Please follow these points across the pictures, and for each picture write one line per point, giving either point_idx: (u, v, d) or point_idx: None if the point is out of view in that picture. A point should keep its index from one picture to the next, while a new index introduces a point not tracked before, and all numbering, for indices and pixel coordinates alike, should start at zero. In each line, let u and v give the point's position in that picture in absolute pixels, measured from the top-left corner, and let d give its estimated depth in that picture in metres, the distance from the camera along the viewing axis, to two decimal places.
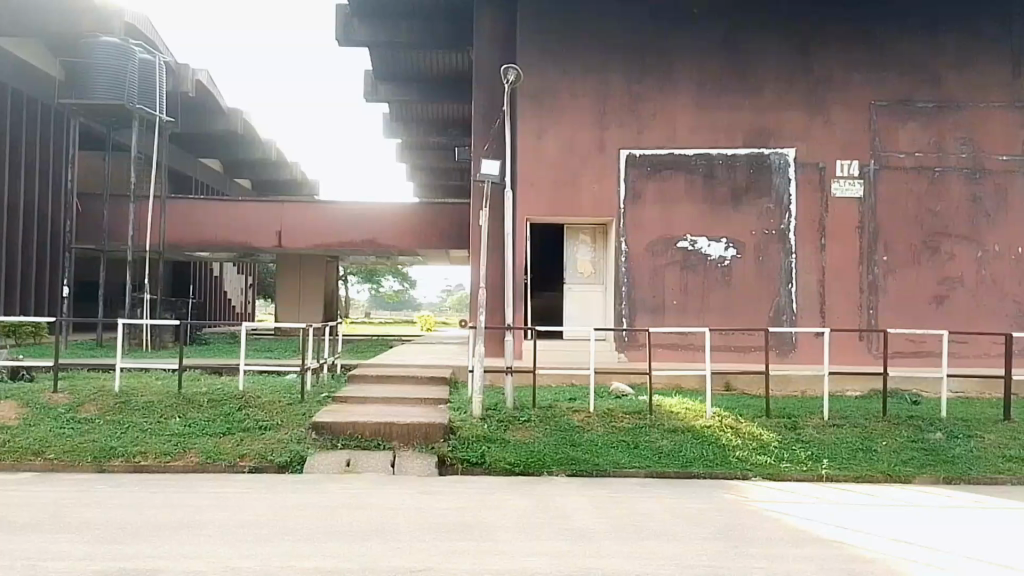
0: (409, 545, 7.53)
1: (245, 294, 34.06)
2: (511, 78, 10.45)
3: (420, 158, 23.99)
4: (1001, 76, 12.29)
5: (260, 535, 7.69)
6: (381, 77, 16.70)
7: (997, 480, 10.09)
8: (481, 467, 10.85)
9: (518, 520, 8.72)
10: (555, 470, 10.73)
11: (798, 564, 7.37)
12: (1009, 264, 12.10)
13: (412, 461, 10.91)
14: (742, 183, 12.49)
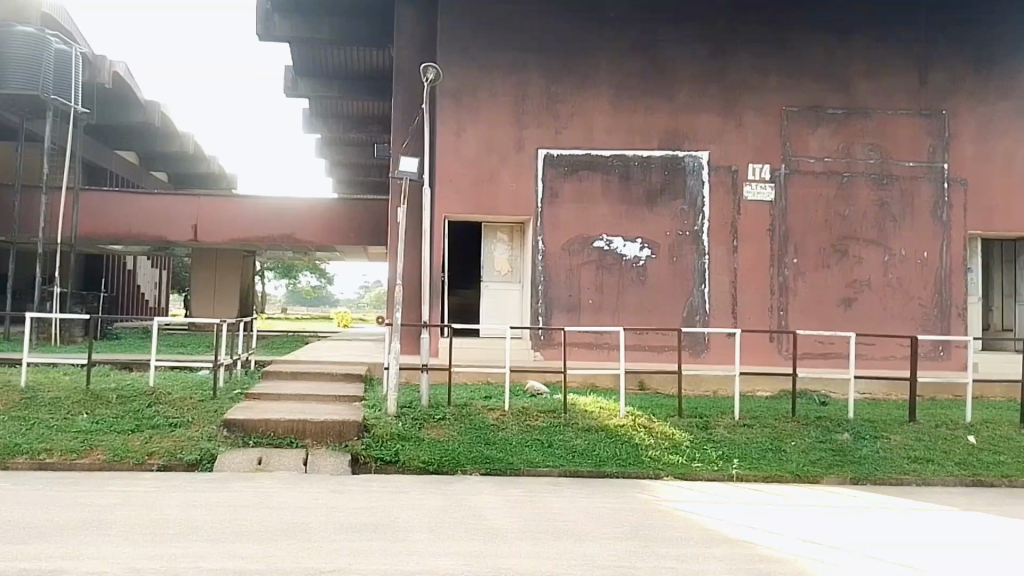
0: (317, 545, 7.37)
1: (156, 289, 33.35)
2: (433, 74, 10.35)
3: (343, 155, 23.90)
4: (908, 83, 12.56)
5: (166, 534, 7.44)
6: (302, 72, 16.57)
7: (902, 480, 10.19)
8: (395, 465, 10.66)
9: (429, 521, 8.59)
10: (469, 469, 10.58)
11: (708, 564, 7.41)
12: (914, 268, 12.31)
13: (324, 460, 10.68)
14: (656, 184, 12.60)
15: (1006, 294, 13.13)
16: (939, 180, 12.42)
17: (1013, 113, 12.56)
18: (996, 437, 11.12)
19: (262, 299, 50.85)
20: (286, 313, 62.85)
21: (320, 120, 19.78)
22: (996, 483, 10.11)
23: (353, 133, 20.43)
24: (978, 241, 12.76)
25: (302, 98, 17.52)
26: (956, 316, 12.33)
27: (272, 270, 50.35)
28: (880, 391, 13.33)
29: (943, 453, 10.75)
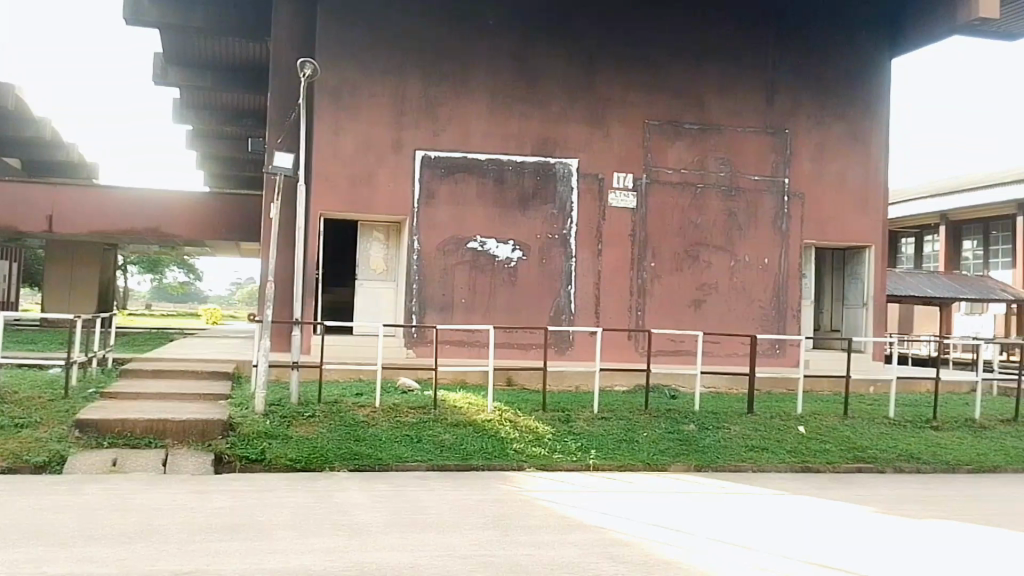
0: (172, 546, 7.26)
1: (5, 282, 30.99)
2: (308, 70, 10.27)
3: (217, 148, 23.14)
4: (757, 102, 13.53)
5: (7, 540, 7.11)
6: (172, 60, 16.07)
7: (740, 467, 11.16)
8: (260, 463, 10.56)
9: (291, 517, 8.61)
10: (336, 465, 10.66)
11: (563, 550, 7.89)
12: (757, 273, 13.46)
13: (185, 460, 10.45)
14: (528, 188, 13.11)
15: (834, 298, 14.59)
16: (780, 193, 13.59)
17: (847, 134, 13.79)
18: (821, 427, 12.23)
19: (129, 295, 47.91)
20: (153, 309, 59.73)
21: (192, 110, 19.20)
22: (822, 468, 11.20)
23: (228, 125, 19.94)
24: (812, 250, 14.04)
25: (172, 86, 16.97)
26: (791, 317, 13.58)
27: (136, 265, 48.08)
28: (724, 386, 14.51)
29: (778, 442, 11.76)
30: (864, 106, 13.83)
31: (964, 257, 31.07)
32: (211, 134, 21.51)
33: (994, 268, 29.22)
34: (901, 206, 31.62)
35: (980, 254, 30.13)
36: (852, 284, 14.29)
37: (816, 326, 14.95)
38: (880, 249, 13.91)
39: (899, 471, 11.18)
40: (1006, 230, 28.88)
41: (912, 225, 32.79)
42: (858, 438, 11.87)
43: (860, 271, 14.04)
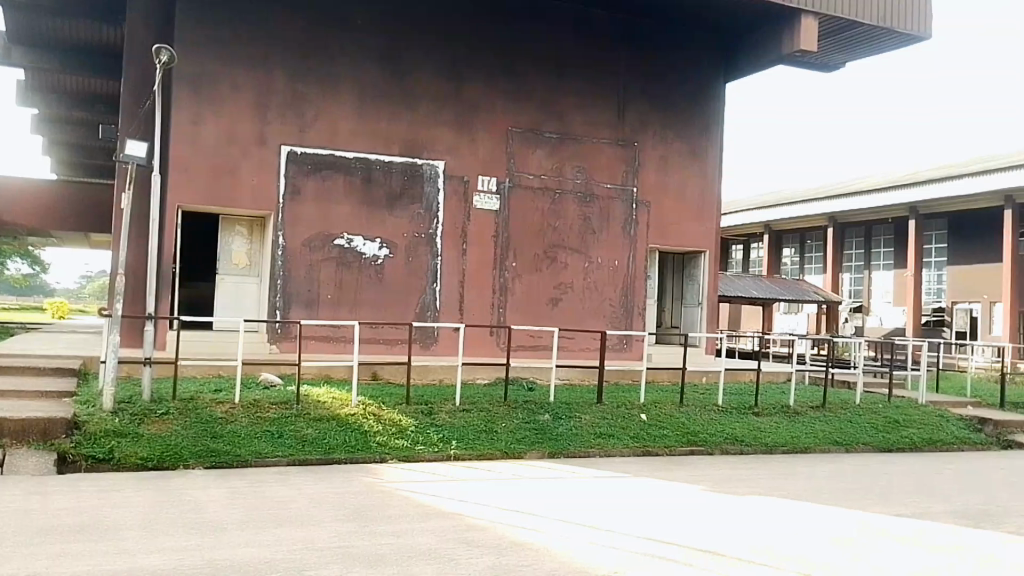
0: (8, 551, 6.99)
1: None
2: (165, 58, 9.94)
3: (63, 133, 21.74)
4: (610, 115, 14.55)
5: None
6: (14, 38, 15.14)
7: (589, 453, 12.09)
8: (108, 463, 10.25)
9: (141, 516, 8.48)
10: (191, 463, 10.53)
11: (421, 537, 8.36)
12: (608, 274, 14.52)
13: (25, 460, 10.00)
14: (395, 188, 13.43)
15: (674, 297, 15.99)
16: (629, 201, 14.71)
17: (687, 149, 15.13)
18: (661, 414, 13.39)
19: None
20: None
21: (39, 94, 18.08)
22: (660, 452, 12.36)
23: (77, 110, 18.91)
24: (656, 254, 15.28)
25: (13, 66, 15.95)
26: (638, 315, 14.75)
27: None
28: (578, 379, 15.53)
29: (622, 429, 12.81)
30: (702, 124, 15.22)
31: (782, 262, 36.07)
32: (56, 118, 20.19)
33: (810, 272, 34.54)
34: (739, 215, 34.74)
35: (796, 261, 35.43)
36: (690, 285, 15.73)
37: (658, 322, 16.36)
38: (714, 254, 15.38)
39: (725, 452, 12.54)
40: (819, 240, 34.04)
41: (743, 232, 36.33)
42: (692, 424, 13.12)
43: (696, 273, 15.46)
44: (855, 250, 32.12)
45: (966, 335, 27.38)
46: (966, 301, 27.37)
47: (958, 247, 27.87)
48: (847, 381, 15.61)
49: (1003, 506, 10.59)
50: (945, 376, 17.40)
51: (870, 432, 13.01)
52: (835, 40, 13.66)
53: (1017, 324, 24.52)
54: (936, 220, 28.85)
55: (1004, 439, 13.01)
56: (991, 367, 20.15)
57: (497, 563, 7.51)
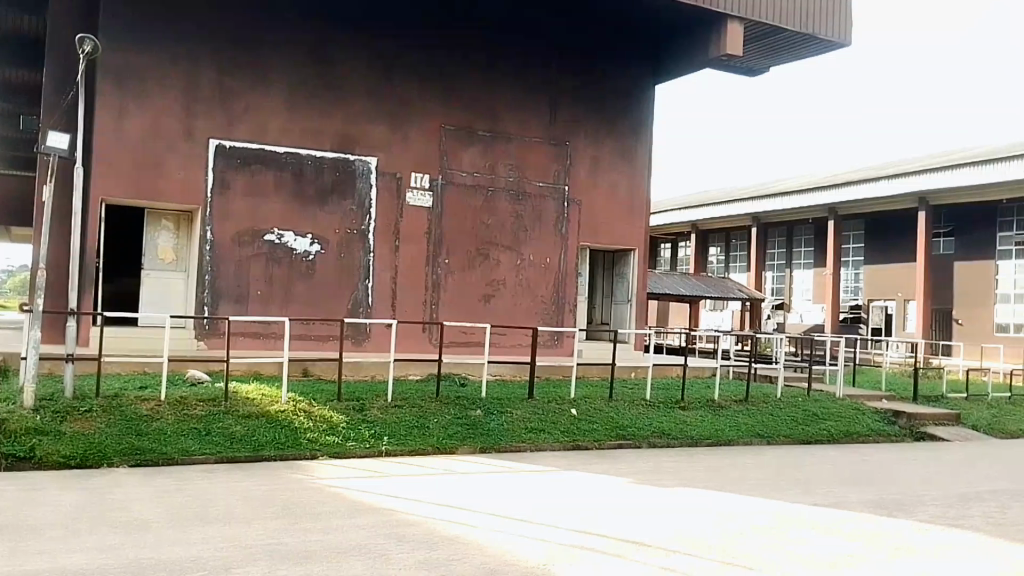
0: None
1: None
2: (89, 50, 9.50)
3: None
4: (542, 114, 14.72)
5: None
6: None
7: (519, 447, 12.24)
8: (29, 462, 10.02)
9: (60, 515, 8.22)
10: (116, 461, 10.35)
11: (351, 534, 8.17)
12: (541, 271, 14.71)
13: None
14: (327, 184, 13.41)
15: (605, 294, 16.30)
16: (561, 199, 14.92)
17: (618, 149, 15.41)
18: (591, 409, 13.64)
19: None
20: None
21: None
22: (590, 446, 12.59)
23: None
24: (587, 251, 15.53)
25: None
26: (569, 312, 14.99)
27: None
28: (509, 374, 15.72)
29: (553, 423, 13.01)
30: (632, 126, 15.51)
31: (709, 261, 36.99)
32: None
33: (733, 271, 35.53)
34: (672, 214, 35.06)
35: (721, 259, 36.31)
36: (620, 282, 16.05)
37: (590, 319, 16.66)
38: (643, 252, 15.71)
39: (653, 446, 12.82)
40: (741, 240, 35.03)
41: (673, 232, 37.00)
42: (621, 418, 13.39)
43: (626, 271, 15.77)
44: (778, 250, 33.15)
45: (882, 332, 28.51)
46: (882, 299, 28.48)
47: (874, 247, 28.95)
48: (770, 376, 16.11)
49: (916, 494, 11.01)
50: (859, 370, 18.14)
51: (791, 426, 13.43)
52: (760, 44, 14.03)
53: (930, 322, 25.66)
54: (855, 221, 29.83)
55: (916, 430, 13.52)
56: (902, 363, 21.05)
57: (428, 557, 7.46)
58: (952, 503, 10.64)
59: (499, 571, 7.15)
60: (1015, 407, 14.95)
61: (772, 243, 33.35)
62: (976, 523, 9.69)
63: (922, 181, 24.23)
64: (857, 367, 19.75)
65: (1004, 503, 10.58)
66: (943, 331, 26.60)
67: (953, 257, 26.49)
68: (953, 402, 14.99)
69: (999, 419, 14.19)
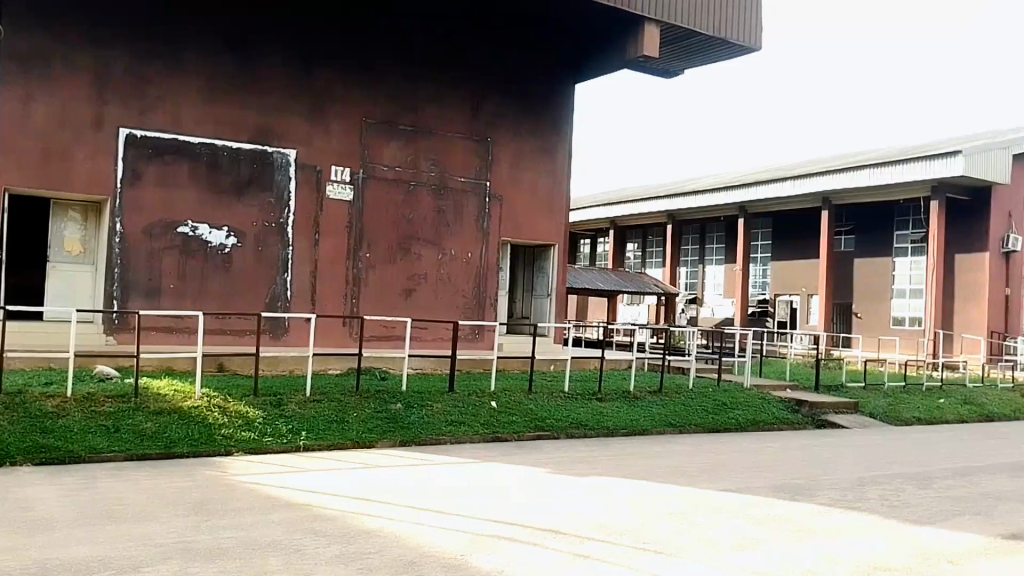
0: None
1: None
2: None
3: None
4: (464, 110, 14.83)
5: None
6: None
7: (440, 440, 12.35)
8: None
9: None
10: (18, 460, 9.90)
11: (268, 529, 7.98)
12: (461, 266, 14.87)
13: None
14: (244, 176, 13.25)
15: (525, 289, 16.57)
16: (482, 194, 15.07)
17: (538, 146, 15.64)
18: (511, 401, 13.85)
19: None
20: None
21: None
22: (510, 438, 12.78)
23: None
24: (508, 246, 15.73)
25: None
26: (490, 306, 15.23)
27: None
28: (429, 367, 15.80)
29: (473, 416, 13.15)
30: (552, 123, 15.78)
31: (625, 255, 37.80)
32: None
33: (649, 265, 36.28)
34: (597, 209, 35.27)
35: (638, 255, 37.03)
36: (539, 276, 16.37)
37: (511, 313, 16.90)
38: (563, 248, 16.07)
39: (571, 437, 13.11)
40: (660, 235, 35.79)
41: (591, 227, 37.60)
42: (540, 410, 13.64)
43: (545, 265, 16.13)
44: (691, 247, 34.20)
45: (787, 325, 29.56)
46: (787, 294, 29.63)
47: (784, 244, 30.05)
48: (681, 367, 16.73)
49: (817, 479, 11.56)
50: (766, 362, 18.90)
51: (703, 415, 13.93)
52: (673, 47, 14.45)
53: (831, 315, 26.81)
54: (762, 219, 31.03)
55: (817, 418, 14.22)
56: (805, 357, 22.04)
57: (345, 551, 7.42)
58: (849, 486, 11.22)
59: (415, 562, 7.18)
60: (907, 396, 15.85)
61: (686, 239, 34.38)
62: (870, 506, 10.25)
63: (831, 181, 25.24)
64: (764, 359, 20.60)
65: (896, 486, 11.26)
66: (844, 323, 27.95)
67: (855, 254, 27.74)
68: (852, 391, 15.79)
69: (893, 407, 15.02)
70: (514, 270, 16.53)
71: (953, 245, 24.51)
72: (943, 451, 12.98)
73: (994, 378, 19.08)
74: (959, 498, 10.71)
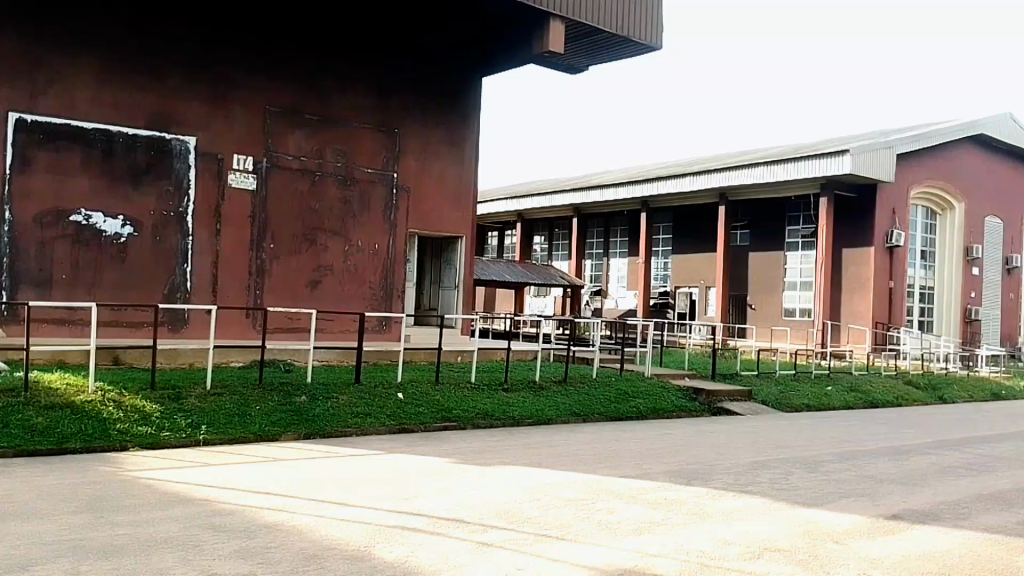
0: None
1: None
2: None
3: None
4: (371, 101, 14.90)
5: None
6: None
7: (344, 432, 12.19)
8: None
9: None
10: None
11: (163, 525, 7.43)
12: (369, 257, 14.98)
13: None
14: (141, 163, 12.94)
15: (433, 280, 16.93)
16: (389, 185, 15.19)
17: (445, 139, 15.89)
18: (417, 392, 13.92)
19: None
20: None
21: None
22: (416, 428, 12.78)
23: None
24: (416, 238, 15.94)
25: None
26: (397, 297, 15.44)
27: None
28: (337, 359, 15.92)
29: (379, 408, 13.08)
30: (459, 115, 16.03)
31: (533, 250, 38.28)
32: None
33: (556, 258, 36.91)
34: (505, 202, 35.52)
35: (545, 248, 37.55)
36: (446, 268, 16.72)
37: (418, 305, 17.19)
38: (470, 240, 16.42)
39: (477, 427, 13.23)
40: (565, 229, 36.48)
41: (500, 219, 37.88)
42: (446, 400, 13.74)
43: (453, 258, 16.45)
44: (595, 240, 34.88)
45: (685, 316, 30.59)
46: (686, 285, 30.61)
47: (682, 240, 30.94)
48: (586, 358, 17.21)
49: (713, 464, 11.94)
50: (667, 352, 19.56)
51: (606, 404, 14.30)
52: (578, 44, 14.75)
53: (726, 306, 28.17)
54: (663, 214, 31.91)
55: (714, 405, 14.81)
56: (703, 346, 22.99)
57: (246, 545, 6.91)
58: (742, 470, 11.63)
59: (316, 555, 6.72)
60: (798, 384, 16.64)
61: (590, 232, 35.06)
62: (763, 488, 10.57)
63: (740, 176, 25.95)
64: (664, 350, 21.37)
65: (787, 470, 11.72)
66: (738, 315, 28.99)
67: (748, 249, 28.89)
68: (746, 379, 16.49)
69: (784, 394, 15.74)
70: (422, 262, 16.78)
71: (840, 240, 25.77)
72: (829, 436, 13.66)
73: (880, 366, 20.29)
74: (846, 480, 11.20)
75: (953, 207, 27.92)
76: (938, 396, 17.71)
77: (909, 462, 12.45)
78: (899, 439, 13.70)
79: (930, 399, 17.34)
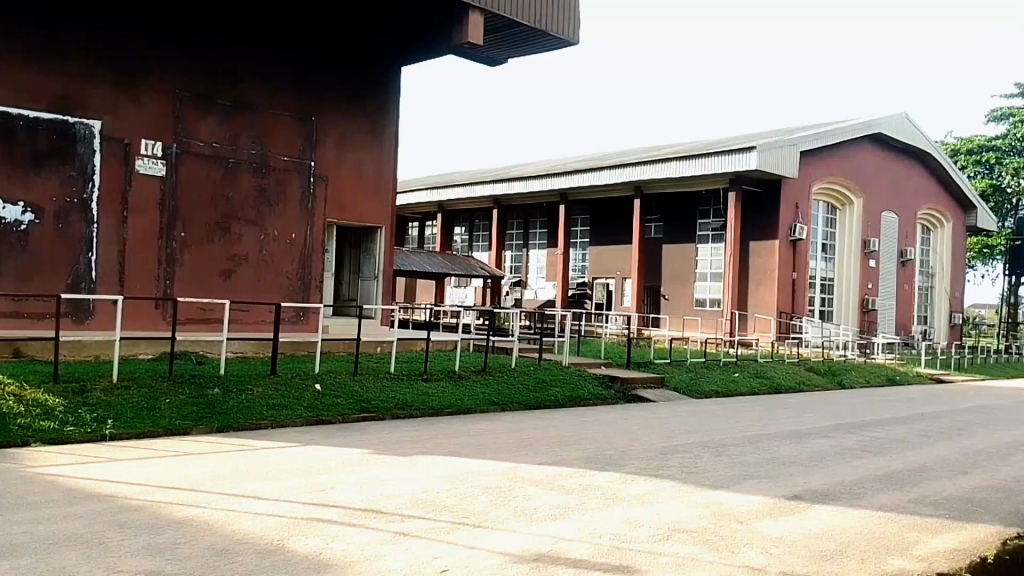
0: None
1: None
2: None
3: None
4: (287, 88, 14.69)
5: None
6: None
7: (259, 424, 11.94)
8: None
9: None
10: None
11: (67, 523, 7.18)
12: (285, 247, 14.84)
13: None
14: (42, 148, 12.40)
15: (352, 270, 16.84)
16: (306, 174, 15.04)
17: (364, 129, 15.85)
18: (335, 383, 13.83)
19: None
20: None
21: None
22: (334, 419, 12.64)
23: None
24: (334, 228, 15.83)
25: None
26: (314, 287, 15.34)
27: None
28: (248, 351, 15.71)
29: (295, 400, 12.92)
30: (378, 105, 16.01)
31: (455, 241, 38.46)
32: None
33: (476, 249, 37.20)
34: (424, 192, 35.37)
35: (466, 239, 37.83)
36: (366, 258, 16.72)
37: (337, 295, 17.09)
38: (389, 231, 16.47)
39: (397, 417, 13.14)
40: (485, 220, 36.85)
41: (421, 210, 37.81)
42: (365, 392, 13.69)
43: (373, 249, 16.46)
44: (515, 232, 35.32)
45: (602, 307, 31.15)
46: (604, 276, 31.30)
47: (601, 231, 31.59)
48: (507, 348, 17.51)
49: (626, 450, 12.31)
50: (587, 342, 20.06)
51: (525, 393, 14.57)
52: (498, 37, 14.89)
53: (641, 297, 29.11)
54: (581, 207, 32.50)
55: (627, 392, 15.28)
56: (619, 336, 23.69)
57: (153, 542, 6.75)
58: (654, 455, 12.03)
59: (228, 549, 6.64)
60: (708, 370, 17.37)
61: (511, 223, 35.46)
62: (674, 472, 10.94)
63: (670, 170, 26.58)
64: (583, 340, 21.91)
65: (696, 454, 12.20)
66: (654, 306, 29.83)
67: (663, 241, 29.65)
68: (659, 367, 17.11)
69: (694, 381, 16.42)
70: (341, 252, 16.67)
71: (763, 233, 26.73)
72: (736, 420, 14.29)
73: (780, 353, 21.48)
74: (751, 463, 11.73)
75: (857, 203, 29.41)
76: (838, 381, 18.77)
77: (809, 444, 13.14)
78: (800, 423, 14.45)
79: (831, 384, 18.37)
